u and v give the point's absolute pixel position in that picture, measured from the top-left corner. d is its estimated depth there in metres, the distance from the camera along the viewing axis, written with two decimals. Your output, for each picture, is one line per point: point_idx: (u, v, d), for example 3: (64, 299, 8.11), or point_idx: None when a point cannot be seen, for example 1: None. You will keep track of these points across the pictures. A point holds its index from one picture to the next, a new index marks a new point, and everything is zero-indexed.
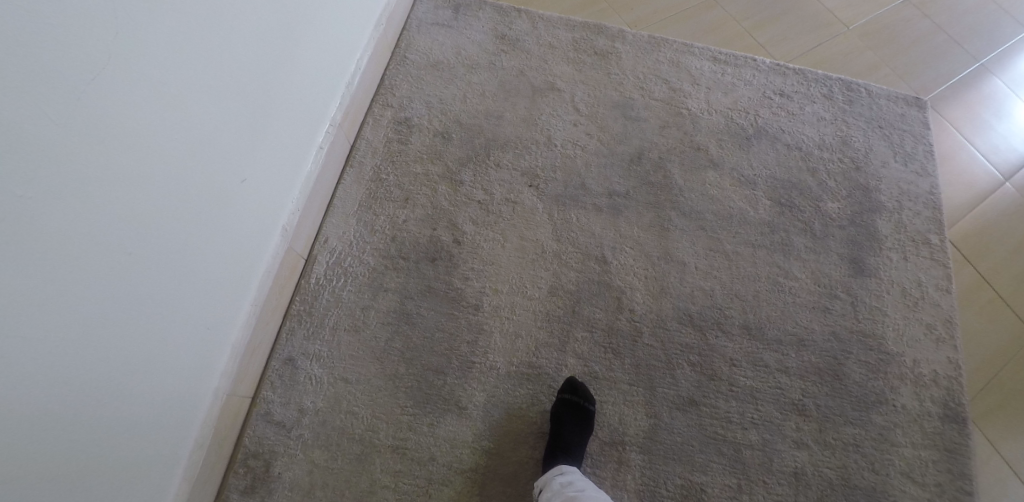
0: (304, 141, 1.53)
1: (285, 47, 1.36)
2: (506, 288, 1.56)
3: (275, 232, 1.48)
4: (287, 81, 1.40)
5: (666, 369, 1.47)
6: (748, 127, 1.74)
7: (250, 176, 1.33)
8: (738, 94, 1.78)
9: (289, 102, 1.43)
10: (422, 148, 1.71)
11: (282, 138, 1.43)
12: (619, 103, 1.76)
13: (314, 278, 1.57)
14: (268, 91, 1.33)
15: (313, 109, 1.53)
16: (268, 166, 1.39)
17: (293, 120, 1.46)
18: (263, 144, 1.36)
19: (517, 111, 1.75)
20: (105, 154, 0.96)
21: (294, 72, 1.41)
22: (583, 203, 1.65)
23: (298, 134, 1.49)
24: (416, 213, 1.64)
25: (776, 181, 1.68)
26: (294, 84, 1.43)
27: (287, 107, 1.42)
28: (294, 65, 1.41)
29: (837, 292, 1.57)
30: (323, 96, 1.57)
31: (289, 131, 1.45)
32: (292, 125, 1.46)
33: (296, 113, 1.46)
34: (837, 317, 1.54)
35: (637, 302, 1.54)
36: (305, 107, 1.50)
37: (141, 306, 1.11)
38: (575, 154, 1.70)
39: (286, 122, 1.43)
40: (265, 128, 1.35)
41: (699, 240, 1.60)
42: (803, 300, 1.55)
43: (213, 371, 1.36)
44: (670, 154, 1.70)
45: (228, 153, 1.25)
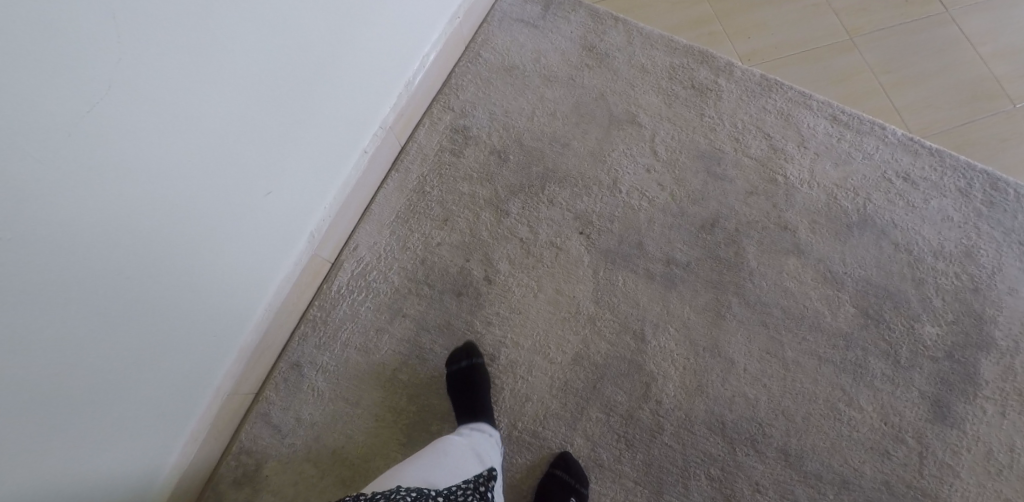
0: (347, 146, 1.41)
1: (335, 48, 1.23)
2: (529, 344, 1.43)
3: (302, 238, 1.40)
4: (333, 85, 1.27)
5: (679, 477, 1.33)
6: (852, 213, 1.47)
7: (277, 187, 1.24)
8: (852, 169, 1.49)
9: (333, 107, 1.30)
10: (473, 165, 1.56)
11: (320, 145, 1.32)
12: (706, 153, 1.53)
13: (335, 287, 1.49)
14: (307, 98, 1.22)
15: (362, 112, 1.41)
16: (299, 174, 1.29)
17: (336, 125, 1.34)
18: (296, 153, 1.26)
19: (587, 142, 1.57)
20: (105, 177, 0.88)
21: (343, 76, 1.29)
22: (635, 266, 1.47)
23: (340, 139, 1.37)
24: (451, 237, 1.51)
25: (868, 287, 1.42)
26: (342, 89, 1.30)
27: (329, 113, 1.30)
28: (344, 68, 1.28)
29: (905, 436, 1.33)
30: (376, 98, 1.43)
31: (328, 137, 1.33)
32: (334, 131, 1.34)
33: (341, 118, 1.34)
34: (896, 466, 1.32)
35: (667, 393, 1.38)
36: (353, 111, 1.37)
37: (140, 324, 1.05)
38: (640, 206, 1.51)
39: (326, 128, 1.31)
40: (300, 136, 1.25)
41: (756, 339, 1.41)
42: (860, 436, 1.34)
43: (216, 377, 1.31)
44: (750, 227, 1.48)
45: (252, 165, 1.15)
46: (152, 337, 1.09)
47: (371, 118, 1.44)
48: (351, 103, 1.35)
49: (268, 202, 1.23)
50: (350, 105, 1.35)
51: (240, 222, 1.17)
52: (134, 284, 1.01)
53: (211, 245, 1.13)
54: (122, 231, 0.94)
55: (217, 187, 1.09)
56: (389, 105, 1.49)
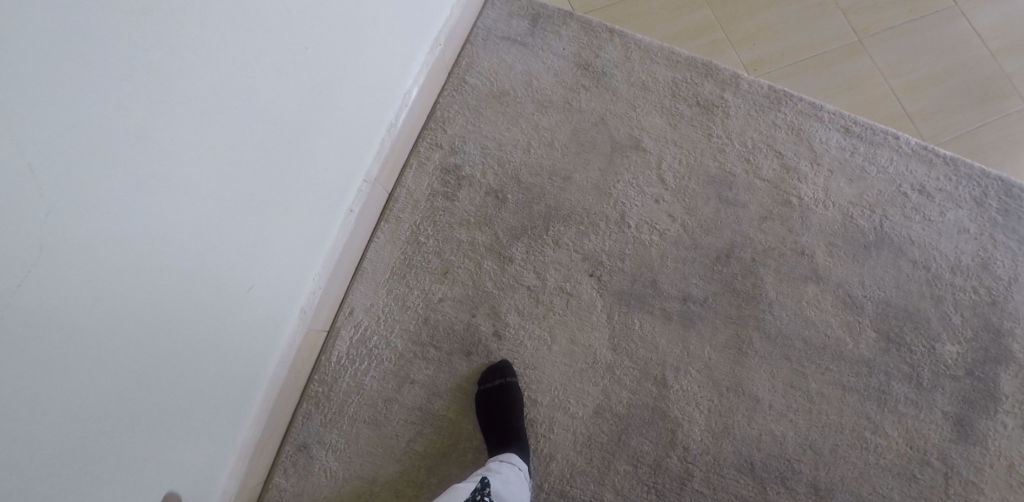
0: (332, 211, 1.29)
1: (311, 117, 1.11)
2: (547, 399, 1.36)
3: (294, 317, 1.29)
4: (309, 156, 1.15)
5: None
6: (869, 231, 1.45)
7: (260, 277, 1.13)
8: (868, 184, 1.48)
9: (311, 177, 1.18)
10: (470, 209, 1.44)
11: (302, 220, 1.20)
12: (716, 179, 1.48)
13: (335, 358, 1.39)
14: (281, 178, 1.09)
15: (344, 172, 1.28)
16: (285, 255, 1.18)
17: (317, 194, 1.22)
18: (277, 237, 1.14)
19: (590, 173, 1.48)
20: (77, 314, 0.79)
21: (318, 143, 1.16)
22: (650, 306, 1.40)
23: (322, 207, 1.25)
24: (454, 291, 1.41)
25: (888, 308, 1.40)
26: (318, 156, 1.17)
27: (308, 185, 1.18)
28: (318, 135, 1.15)
29: (930, 458, 1.34)
30: (357, 153, 1.30)
31: (310, 209, 1.21)
32: (315, 201, 1.22)
33: (321, 185, 1.22)
34: (923, 489, 1.32)
35: (694, 437, 1.34)
36: (333, 174, 1.25)
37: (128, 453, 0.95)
38: (651, 241, 1.44)
39: (306, 201, 1.19)
40: (279, 218, 1.13)
41: (780, 373, 1.37)
42: (887, 463, 1.34)
43: (218, 481, 1.21)
44: (766, 255, 1.43)
45: (230, 265, 1.04)
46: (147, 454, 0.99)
47: (354, 174, 1.32)
48: (330, 167, 1.22)
49: (253, 296, 1.12)
50: (329, 170, 1.23)
51: (224, 326, 1.07)
52: (115, 423, 0.91)
53: (194, 358, 1.03)
54: (91, 378, 0.84)
55: (192, 300, 0.97)
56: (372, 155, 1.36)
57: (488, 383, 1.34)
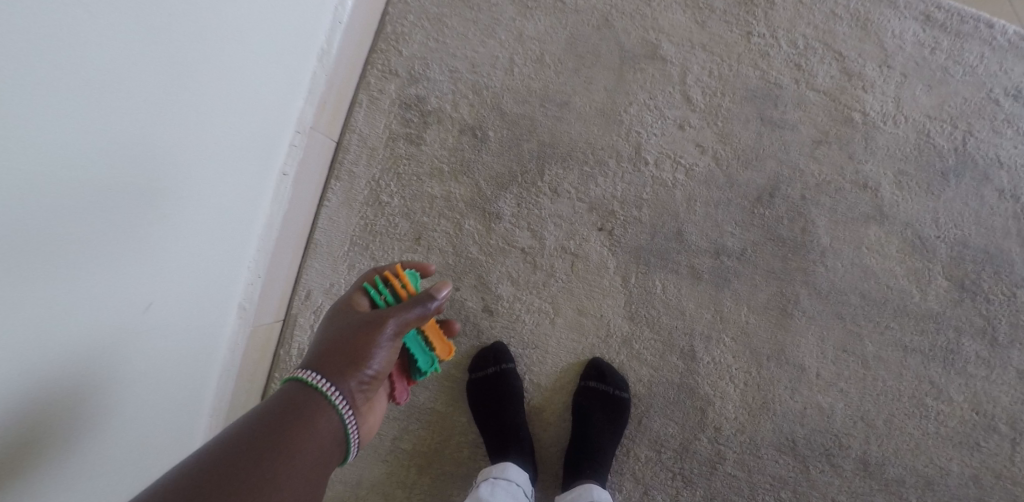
0: (250, 185, 1.01)
1: (205, 53, 0.81)
2: (552, 383, 1.14)
3: (230, 319, 1.05)
4: (204, 123, 0.84)
5: None
6: (948, 153, 1.16)
7: (165, 290, 0.86)
8: (951, 90, 1.17)
9: (213, 149, 0.88)
10: (442, 153, 1.18)
11: (211, 205, 0.92)
12: (757, 93, 1.17)
13: (295, 350, 1.16)
14: (169, 160, 0.80)
15: (258, 133, 0.98)
16: (207, 237, 0.93)
17: (226, 170, 0.93)
18: (179, 237, 0.86)
19: (592, 96, 1.19)
20: None
21: (213, 103, 0.85)
22: (674, 264, 1.14)
23: (235, 183, 0.96)
24: (432, 259, 1.15)
25: (963, 250, 1.15)
26: (217, 120, 0.87)
27: (211, 160, 0.88)
28: (210, 92, 0.84)
29: (997, 423, 1.15)
30: (272, 105, 1.00)
31: (220, 189, 0.93)
32: (226, 178, 0.93)
33: (230, 156, 0.93)
34: (986, 458, 1.15)
35: (727, 416, 1.13)
36: (243, 139, 0.95)
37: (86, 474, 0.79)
38: (675, 180, 1.16)
39: (212, 180, 0.90)
40: (179, 212, 0.84)
41: (831, 334, 1.14)
42: (948, 432, 1.16)
43: None
44: (818, 191, 1.15)
45: (117, 288, 0.77)
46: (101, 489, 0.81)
47: (272, 134, 1.03)
48: (236, 131, 0.92)
49: (160, 314, 0.86)
50: (237, 134, 0.93)
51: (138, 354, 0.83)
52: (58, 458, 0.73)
53: (101, 409, 0.79)
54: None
55: (94, 323, 0.74)
56: (299, 104, 1.08)
57: (481, 372, 1.12)
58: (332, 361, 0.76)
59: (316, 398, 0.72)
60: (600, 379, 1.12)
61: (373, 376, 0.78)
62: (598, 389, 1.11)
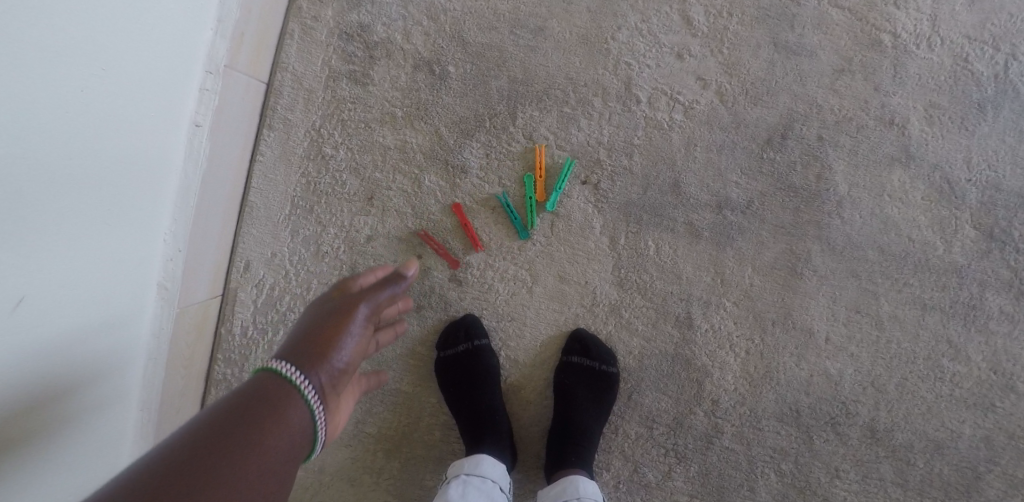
0: (150, 141, 0.81)
1: None
2: (531, 357, 1.02)
3: (148, 303, 0.87)
4: (40, 62, 0.64)
5: (743, 480, 1.01)
6: (987, 81, 0.98)
7: (65, 249, 0.71)
8: (995, 4, 0.98)
9: (74, 97, 0.68)
10: (393, 94, 1.00)
11: (91, 171, 0.72)
12: (768, 12, 0.99)
13: (238, 329, 1.01)
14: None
15: (146, 74, 0.77)
16: (103, 197, 0.75)
17: (107, 122, 0.73)
18: (42, 214, 0.67)
19: (573, 19, 0.99)
20: None
21: (47, 35, 0.64)
22: (670, 221, 1.00)
23: (126, 140, 0.77)
24: (389, 223, 1.00)
25: (998, 194, 0.99)
26: (65, 59, 0.66)
27: (72, 112, 0.68)
28: (38, 19, 0.63)
29: (1019, 383, 1.00)
30: (161, 36, 0.79)
31: (101, 150, 0.73)
32: (108, 134, 0.73)
33: (105, 106, 0.72)
34: (1000, 418, 1.00)
35: (726, 387, 1.01)
36: (124, 82, 0.74)
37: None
38: (671, 121, 0.99)
39: (83, 138, 0.70)
40: (33, 184, 0.66)
41: (845, 293, 1.01)
42: (964, 393, 1.01)
43: None
44: (838, 130, 0.99)
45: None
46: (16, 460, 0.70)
47: (171, 74, 0.82)
48: (108, 72, 0.72)
49: (63, 277, 0.72)
50: (111, 76, 0.72)
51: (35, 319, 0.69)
52: None
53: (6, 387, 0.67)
54: None
55: None
56: (206, 34, 0.86)
57: (450, 350, 0.99)
58: (304, 351, 0.70)
59: (291, 389, 0.65)
60: (584, 353, 0.99)
61: (342, 369, 0.72)
62: (582, 365, 0.99)
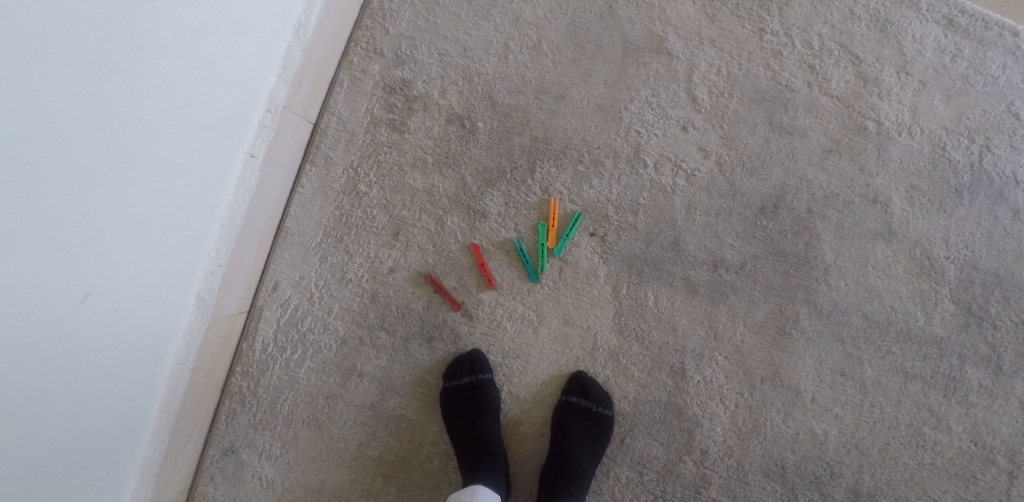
0: (212, 166, 0.93)
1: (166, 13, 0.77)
2: (531, 394, 1.08)
3: (186, 310, 0.97)
4: (139, 94, 0.77)
5: None
6: (963, 168, 1.08)
7: (131, 250, 0.82)
8: (970, 101, 1.09)
9: (160, 124, 0.81)
10: (426, 143, 1.11)
11: (160, 188, 0.84)
12: (767, 95, 1.10)
13: (259, 345, 1.08)
14: (90, 133, 0.73)
15: (218, 109, 0.90)
16: (167, 209, 0.87)
17: (181, 148, 0.86)
18: (115, 219, 0.79)
19: (592, 89, 1.11)
20: None
21: (151, 73, 0.78)
22: (669, 275, 1.08)
23: (192, 163, 0.89)
24: (410, 258, 1.09)
25: (974, 273, 1.07)
26: (159, 92, 0.80)
27: (155, 135, 0.81)
28: (146, 60, 0.77)
29: (999, 457, 1.05)
30: (236, 78, 0.92)
31: (171, 170, 0.85)
32: (178, 157, 0.86)
33: (181, 134, 0.85)
34: (981, 491, 1.04)
35: (715, 439, 1.06)
36: (200, 115, 0.87)
37: (48, 412, 0.77)
38: (674, 185, 1.09)
39: (159, 157, 0.83)
40: (114, 191, 0.78)
41: (830, 356, 1.07)
42: (945, 463, 1.05)
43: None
44: (826, 204, 1.08)
45: (35, 275, 0.71)
46: (59, 432, 0.79)
47: (238, 111, 0.95)
48: (189, 105, 0.85)
49: (125, 274, 0.83)
50: (191, 109, 0.85)
51: (97, 307, 0.80)
52: (36, 378, 0.74)
53: (64, 365, 0.77)
54: None
55: (49, 264, 0.72)
56: (271, 79, 1.00)
57: (455, 381, 1.05)
58: None
59: None
60: (583, 394, 1.05)
61: None
62: (580, 405, 1.04)
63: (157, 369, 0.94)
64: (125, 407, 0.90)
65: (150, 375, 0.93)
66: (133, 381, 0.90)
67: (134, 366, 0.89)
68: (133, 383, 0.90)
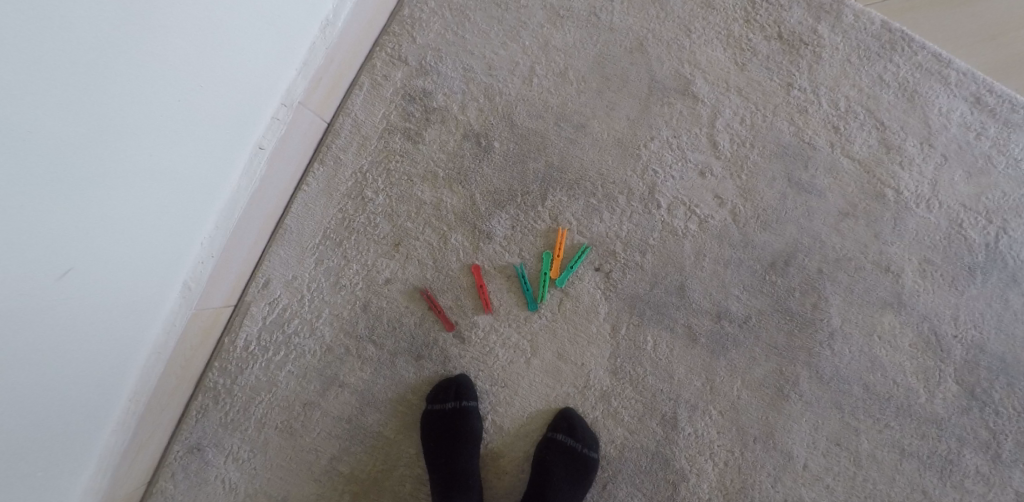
0: (216, 153, 0.91)
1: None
2: (516, 427, 1.04)
3: (170, 296, 0.94)
4: (152, 72, 0.75)
5: None
6: (978, 248, 1.06)
7: (123, 228, 0.80)
8: (991, 181, 1.07)
9: (170, 105, 0.79)
10: (439, 158, 1.09)
11: (160, 169, 0.82)
12: (787, 151, 1.08)
13: (241, 342, 1.04)
14: (97, 106, 0.71)
15: (232, 97, 0.89)
16: (166, 191, 0.84)
17: (188, 131, 0.84)
18: (111, 196, 0.77)
19: (613, 123, 1.09)
20: None
21: (168, 53, 0.76)
22: (670, 320, 1.05)
23: (198, 148, 0.87)
24: (408, 271, 1.06)
25: (980, 355, 1.04)
26: (173, 73, 0.78)
27: (164, 115, 0.79)
28: (164, 38, 0.75)
29: None
30: (253, 68, 0.90)
31: (176, 151, 0.83)
32: (185, 140, 0.84)
33: (191, 118, 0.83)
34: None
35: (700, 496, 1.02)
36: (213, 101, 0.86)
37: (11, 390, 0.73)
38: (686, 230, 1.07)
39: (165, 138, 0.81)
40: (114, 166, 0.76)
41: (828, 423, 1.04)
42: None
43: (72, 489, 0.89)
44: (837, 267, 1.06)
45: (17, 245, 0.68)
46: (19, 410, 0.75)
47: (252, 101, 0.93)
48: (203, 90, 0.83)
49: (113, 252, 0.80)
50: (205, 94, 0.84)
51: (78, 284, 0.77)
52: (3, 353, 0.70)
53: (35, 341, 0.74)
54: None
55: (34, 234, 0.69)
56: (290, 73, 0.99)
57: (439, 405, 1.01)
58: None
59: None
60: (569, 432, 1.01)
61: None
62: (565, 444, 1.00)
63: (131, 354, 0.91)
64: (92, 390, 0.86)
65: (122, 359, 0.89)
66: (103, 365, 0.86)
67: (107, 349, 0.85)
68: (103, 366, 0.86)
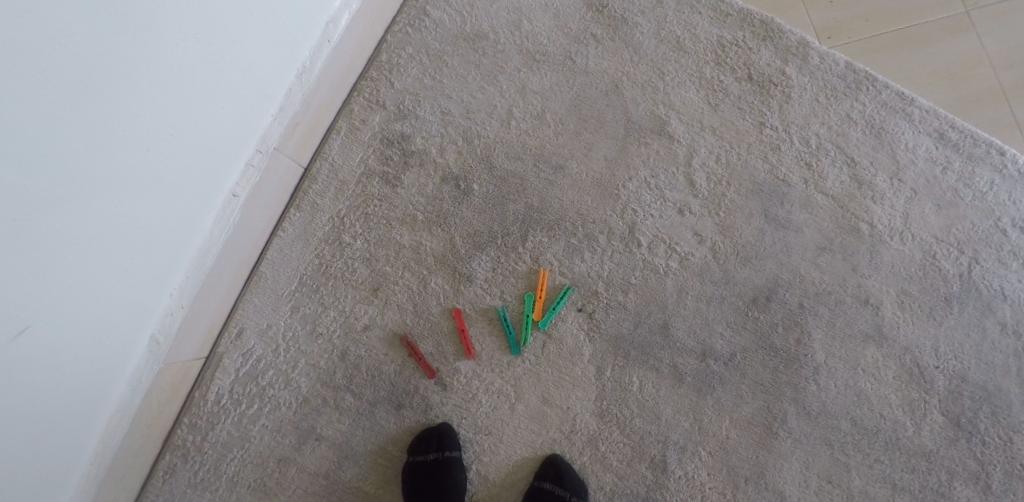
0: (186, 204, 0.89)
1: (163, 46, 0.75)
2: (501, 476, 1.00)
3: (137, 351, 0.91)
4: (121, 122, 0.74)
5: None
6: (952, 278, 1.08)
7: (84, 282, 0.77)
8: (960, 213, 1.09)
9: (140, 155, 0.78)
10: (417, 200, 1.08)
11: (127, 220, 0.80)
12: (762, 187, 1.10)
13: (212, 395, 0.99)
14: (63, 158, 0.69)
15: (202, 146, 0.88)
16: (132, 241, 0.82)
17: (158, 181, 0.82)
18: (73, 251, 0.74)
19: (591, 163, 1.10)
20: None
21: (140, 103, 0.76)
22: (656, 361, 1.04)
23: (168, 197, 0.85)
24: (387, 316, 1.03)
25: (963, 385, 1.05)
26: (144, 123, 0.77)
27: (133, 166, 0.78)
28: (134, 89, 0.74)
29: None
30: (225, 117, 0.90)
31: (145, 202, 0.81)
32: (155, 191, 0.82)
33: (160, 168, 0.82)
34: None
35: None
36: (183, 150, 0.84)
37: None
38: (668, 268, 1.07)
39: (134, 188, 0.79)
40: (79, 218, 0.73)
41: (818, 460, 1.02)
42: None
43: None
44: (818, 301, 1.07)
45: None
46: None
47: (226, 150, 0.93)
48: (173, 139, 0.82)
49: (72, 306, 0.77)
50: (175, 142, 0.82)
51: (34, 340, 0.73)
52: None
53: None
54: None
55: None
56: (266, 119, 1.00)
57: (420, 457, 0.97)
58: None
59: None
60: (557, 480, 0.97)
61: None
62: (553, 493, 0.96)
63: (90, 410, 0.87)
64: (47, 450, 0.81)
65: (80, 416, 0.85)
66: (60, 424, 0.82)
67: (65, 407, 0.81)
68: (60, 425, 0.82)
